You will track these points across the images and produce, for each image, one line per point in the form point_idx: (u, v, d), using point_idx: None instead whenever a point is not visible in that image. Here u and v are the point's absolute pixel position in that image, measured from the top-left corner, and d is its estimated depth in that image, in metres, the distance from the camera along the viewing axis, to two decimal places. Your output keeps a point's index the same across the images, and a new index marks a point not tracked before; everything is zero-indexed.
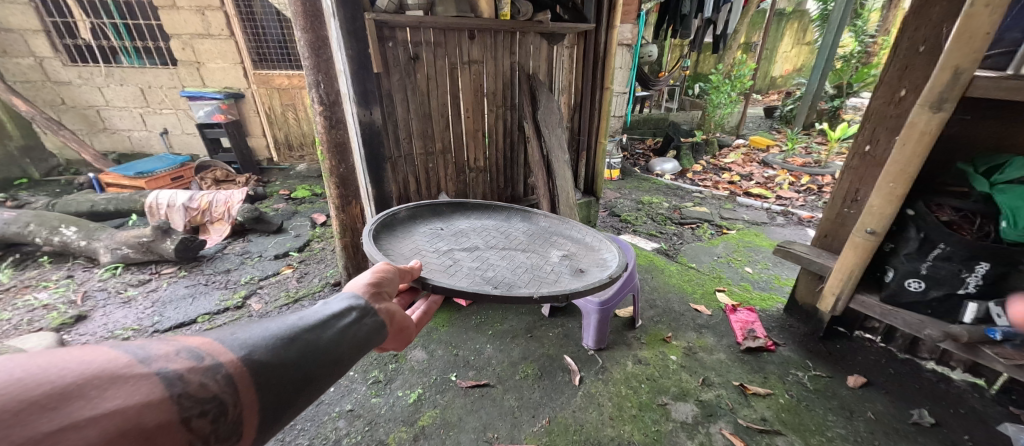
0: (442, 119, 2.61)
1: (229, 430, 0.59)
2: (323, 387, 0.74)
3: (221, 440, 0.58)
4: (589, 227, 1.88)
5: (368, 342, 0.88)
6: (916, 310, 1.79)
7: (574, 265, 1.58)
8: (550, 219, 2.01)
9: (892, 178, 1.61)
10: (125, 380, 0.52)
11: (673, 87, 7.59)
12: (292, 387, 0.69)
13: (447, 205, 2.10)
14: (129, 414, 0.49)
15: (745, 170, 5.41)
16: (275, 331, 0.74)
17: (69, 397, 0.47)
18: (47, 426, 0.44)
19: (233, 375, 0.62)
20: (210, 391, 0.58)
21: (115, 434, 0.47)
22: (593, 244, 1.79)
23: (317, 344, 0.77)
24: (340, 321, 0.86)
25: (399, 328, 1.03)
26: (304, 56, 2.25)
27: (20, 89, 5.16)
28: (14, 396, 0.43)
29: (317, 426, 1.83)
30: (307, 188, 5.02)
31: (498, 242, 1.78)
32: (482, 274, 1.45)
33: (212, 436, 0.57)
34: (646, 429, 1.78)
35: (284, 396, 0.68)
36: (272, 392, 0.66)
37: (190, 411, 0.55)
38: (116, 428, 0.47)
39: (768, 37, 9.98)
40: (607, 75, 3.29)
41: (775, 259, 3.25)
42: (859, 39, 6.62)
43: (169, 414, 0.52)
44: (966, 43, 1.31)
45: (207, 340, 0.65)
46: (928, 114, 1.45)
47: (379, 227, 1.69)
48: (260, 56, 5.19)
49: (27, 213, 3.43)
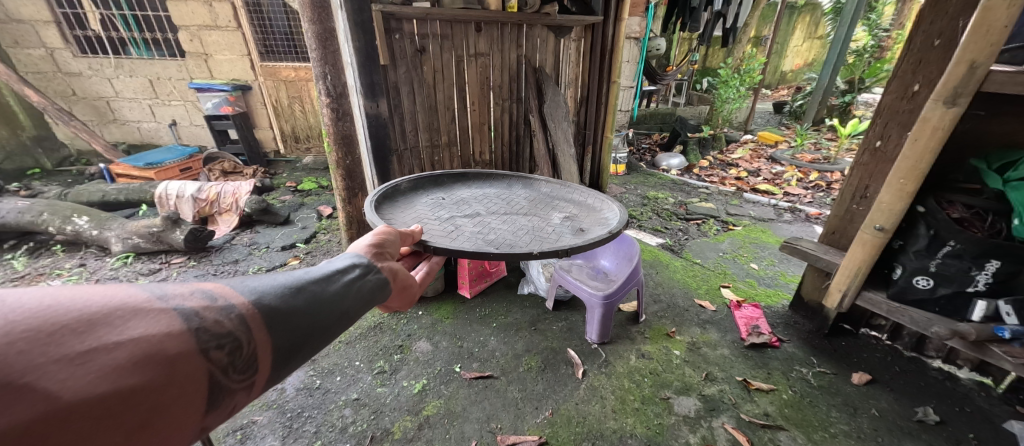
0: (448, 110, 2.60)
1: (246, 363, 0.60)
2: (331, 334, 0.77)
3: (238, 373, 0.60)
4: (589, 190, 1.89)
5: (371, 299, 0.91)
6: (924, 307, 1.78)
7: (574, 224, 1.60)
8: (551, 184, 2.02)
9: (902, 174, 1.59)
10: (146, 313, 0.53)
11: (681, 81, 7.49)
12: (302, 331, 0.71)
13: (447, 176, 2.10)
14: (153, 340, 0.51)
15: (752, 166, 5.35)
16: (283, 281, 0.76)
17: (96, 323, 0.48)
18: (80, 345, 0.46)
19: (245, 313, 0.64)
20: (224, 328, 0.59)
21: (141, 358, 0.48)
22: (593, 206, 1.80)
23: (323, 294, 0.79)
24: (343, 276, 0.89)
25: (403, 286, 1.07)
26: (312, 47, 2.26)
27: (32, 79, 5.23)
28: (42, 320, 0.44)
29: (324, 414, 1.86)
30: (314, 180, 5.06)
31: (498, 207, 1.79)
32: (484, 236, 1.47)
33: (231, 368, 0.58)
34: (649, 422, 1.79)
35: (295, 339, 0.70)
36: (285, 333, 0.68)
37: (208, 343, 0.56)
38: (141, 353, 0.49)
39: (780, 29, 9.79)
40: (614, 69, 3.30)
41: (781, 255, 3.23)
42: (873, 33, 6.56)
43: (189, 344, 0.54)
44: (983, 36, 1.28)
45: (219, 285, 0.66)
46: (941, 109, 1.43)
47: (380, 198, 1.71)
48: (267, 48, 5.19)
49: (40, 202, 3.47)
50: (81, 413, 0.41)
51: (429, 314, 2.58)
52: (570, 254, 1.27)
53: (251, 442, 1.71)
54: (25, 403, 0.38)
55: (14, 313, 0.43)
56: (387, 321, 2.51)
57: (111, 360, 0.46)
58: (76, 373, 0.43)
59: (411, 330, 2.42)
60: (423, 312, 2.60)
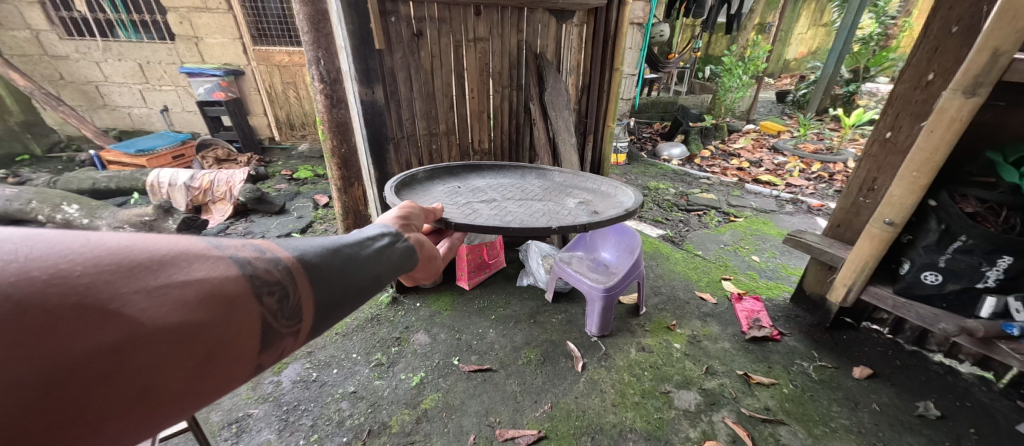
0: (446, 98, 2.53)
1: (293, 310, 0.62)
2: (364, 296, 0.77)
3: (286, 319, 0.61)
4: (604, 178, 1.83)
5: (400, 266, 0.90)
6: (931, 303, 1.75)
7: (588, 207, 1.57)
8: (565, 174, 1.96)
9: (916, 166, 1.55)
10: (207, 258, 0.54)
11: (683, 69, 7.35)
12: (339, 290, 0.72)
13: (461, 167, 2.04)
14: (214, 282, 0.52)
15: (754, 157, 5.29)
16: (321, 241, 0.76)
17: (166, 263, 0.49)
18: (153, 282, 0.47)
19: (291, 265, 0.65)
20: (275, 276, 0.61)
21: (205, 296, 0.50)
22: (608, 192, 1.75)
23: (356, 258, 0.79)
24: (374, 243, 0.88)
25: (428, 257, 1.08)
26: (303, 30, 2.18)
27: (18, 63, 5.09)
28: (123, 257, 0.46)
29: (320, 407, 1.84)
30: (310, 168, 4.97)
31: (512, 194, 1.74)
32: (500, 216, 1.44)
33: (280, 315, 0.60)
34: (648, 416, 1.78)
35: (333, 296, 0.70)
36: (324, 288, 0.69)
37: (261, 289, 0.58)
38: (205, 293, 0.50)
39: (786, 17, 9.58)
40: (617, 56, 3.19)
41: (783, 248, 3.20)
42: (880, 20, 6.38)
43: (245, 287, 0.55)
44: (1010, 22, 1.23)
45: (266, 240, 0.66)
46: (960, 99, 1.38)
47: (398, 185, 1.66)
48: (260, 31, 5.04)
49: (29, 189, 3.40)
50: (156, 340, 0.44)
51: (427, 306, 2.55)
52: (589, 229, 1.22)
53: (246, 436, 1.69)
54: (112, 328, 0.42)
55: (99, 249, 0.45)
56: (384, 313, 2.48)
57: (186, 294, 0.49)
58: (155, 303, 0.46)
59: (408, 322, 2.39)
60: (421, 304, 2.56)
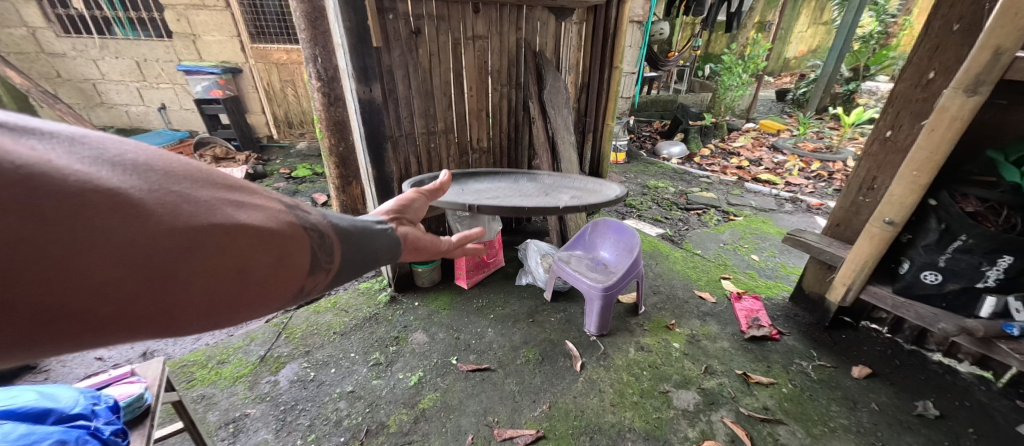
0: (445, 96, 2.51)
1: (332, 248, 0.61)
2: (387, 260, 0.74)
3: (327, 256, 0.60)
4: (590, 178, 1.89)
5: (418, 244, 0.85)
6: (930, 303, 1.75)
7: (578, 196, 1.64)
8: (553, 177, 2.00)
9: (916, 165, 1.54)
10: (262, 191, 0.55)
11: (683, 67, 7.32)
12: (367, 248, 0.70)
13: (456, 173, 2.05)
14: (270, 209, 0.54)
15: (754, 155, 5.28)
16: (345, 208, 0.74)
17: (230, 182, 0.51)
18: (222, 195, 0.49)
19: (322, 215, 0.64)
20: (315, 218, 0.61)
21: (266, 215, 0.52)
22: (596, 189, 1.80)
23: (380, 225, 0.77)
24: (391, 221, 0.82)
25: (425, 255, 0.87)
26: (301, 27, 2.16)
27: (14, 61, 5.05)
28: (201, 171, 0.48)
29: (318, 406, 1.83)
30: (308, 167, 4.96)
31: (508, 194, 1.76)
32: (502, 206, 1.51)
33: (320, 253, 0.59)
34: (647, 416, 1.77)
35: (361, 251, 0.69)
36: (354, 241, 0.68)
37: (307, 223, 0.58)
38: (264, 215, 0.52)
39: (786, 15, 9.55)
40: (616, 54, 3.17)
41: (783, 247, 3.20)
42: (880, 19, 6.33)
43: (293, 219, 0.56)
44: (1012, 20, 1.22)
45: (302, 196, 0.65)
46: (962, 97, 1.38)
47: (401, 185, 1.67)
48: (258, 29, 5.02)
49: None
50: (236, 234, 0.47)
51: (425, 305, 2.55)
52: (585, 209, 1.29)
53: (243, 436, 1.68)
54: (203, 217, 0.45)
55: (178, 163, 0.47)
56: (383, 311, 2.47)
57: (255, 210, 0.52)
58: (231, 208, 0.48)
59: (407, 321, 2.39)
60: (419, 303, 2.55)
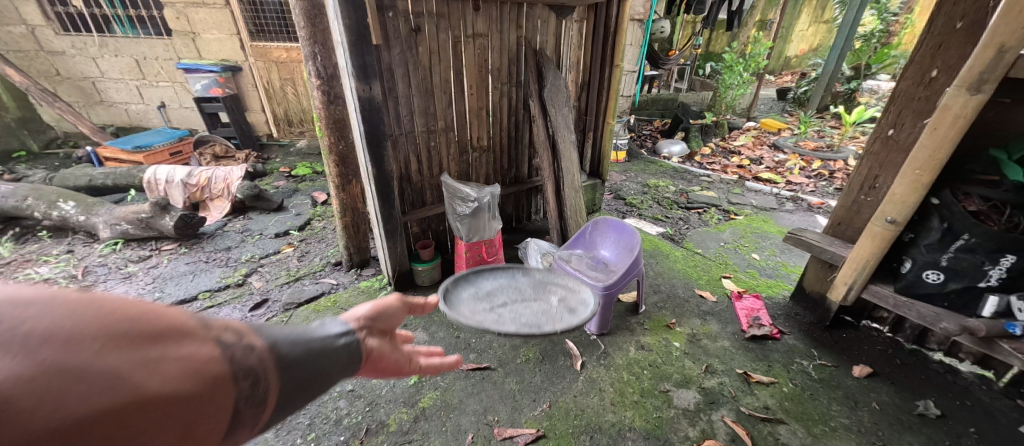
0: (445, 95, 2.51)
1: (263, 397, 0.54)
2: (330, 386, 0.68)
3: (255, 405, 0.53)
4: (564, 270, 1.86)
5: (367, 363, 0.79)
6: (932, 302, 1.74)
7: (578, 300, 1.64)
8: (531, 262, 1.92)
9: (919, 164, 1.53)
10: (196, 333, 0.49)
11: (683, 66, 7.30)
12: (310, 379, 0.63)
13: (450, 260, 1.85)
14: (201, 361, 0.47)
15: (754, 154, 5.27)
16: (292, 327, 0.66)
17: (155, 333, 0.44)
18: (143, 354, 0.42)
19: (264, 349, 0.57)
20: (253, 359, 0.54)
21: (192, 372, 0.45)
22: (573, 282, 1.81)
23: (328, 348, 0.69)
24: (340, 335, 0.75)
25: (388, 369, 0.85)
26: (301, 25, 2.15)
27: (14, 59, 5.04)
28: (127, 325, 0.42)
29: (317, 405, 1.83)
30: (308, 165, 4.95)
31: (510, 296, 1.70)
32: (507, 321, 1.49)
33: (249, 407, 0.52)
34: (648, 415, 1.77)
35: (302, 386, 0.61)
36: (295, 377, 0.60)
37: (239, 372, 0.51)
38: (189, 371, 0.45)
39: (786, 14, 9.51)
40: (617, 53, 3.12)
41: (783, 246, 3.19)
42: (882, 17, 6.24)
43: (224, 369, 0.49)
44: (1016, 17, 1.22)
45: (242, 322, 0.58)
46: (965, 95, 1.37)
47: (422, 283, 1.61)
48: (258, 27, 5.01)
49: (25, 186, 3.37)
50: (150, 412, 0.40)
51: None
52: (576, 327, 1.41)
53: None
54: (116, 393, 0.38)
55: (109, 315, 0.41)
56: None
57: (179, 364, 0.45)
58: (154, 375, 0.42)
59: (406, 320, 2.38)
60: None
